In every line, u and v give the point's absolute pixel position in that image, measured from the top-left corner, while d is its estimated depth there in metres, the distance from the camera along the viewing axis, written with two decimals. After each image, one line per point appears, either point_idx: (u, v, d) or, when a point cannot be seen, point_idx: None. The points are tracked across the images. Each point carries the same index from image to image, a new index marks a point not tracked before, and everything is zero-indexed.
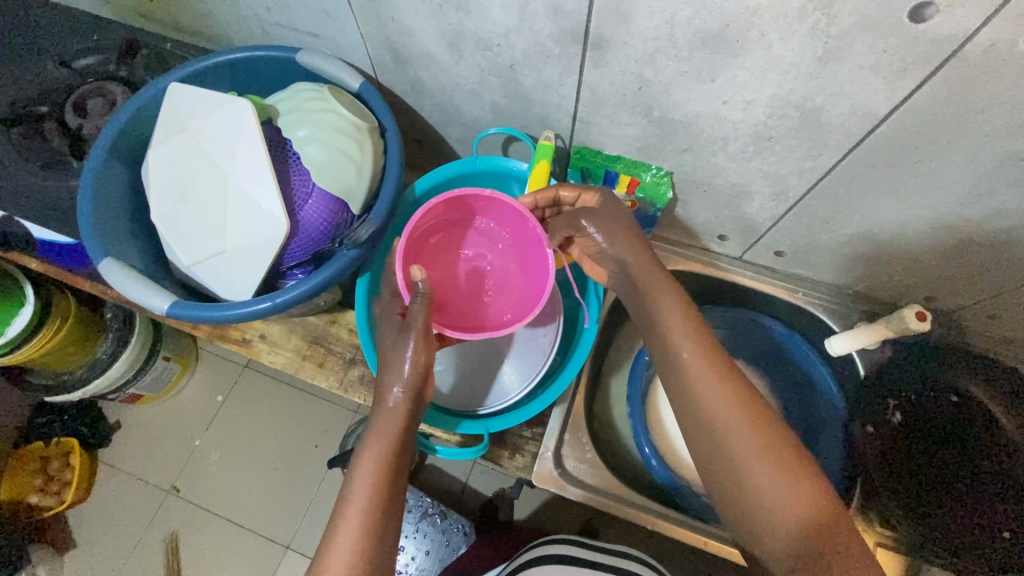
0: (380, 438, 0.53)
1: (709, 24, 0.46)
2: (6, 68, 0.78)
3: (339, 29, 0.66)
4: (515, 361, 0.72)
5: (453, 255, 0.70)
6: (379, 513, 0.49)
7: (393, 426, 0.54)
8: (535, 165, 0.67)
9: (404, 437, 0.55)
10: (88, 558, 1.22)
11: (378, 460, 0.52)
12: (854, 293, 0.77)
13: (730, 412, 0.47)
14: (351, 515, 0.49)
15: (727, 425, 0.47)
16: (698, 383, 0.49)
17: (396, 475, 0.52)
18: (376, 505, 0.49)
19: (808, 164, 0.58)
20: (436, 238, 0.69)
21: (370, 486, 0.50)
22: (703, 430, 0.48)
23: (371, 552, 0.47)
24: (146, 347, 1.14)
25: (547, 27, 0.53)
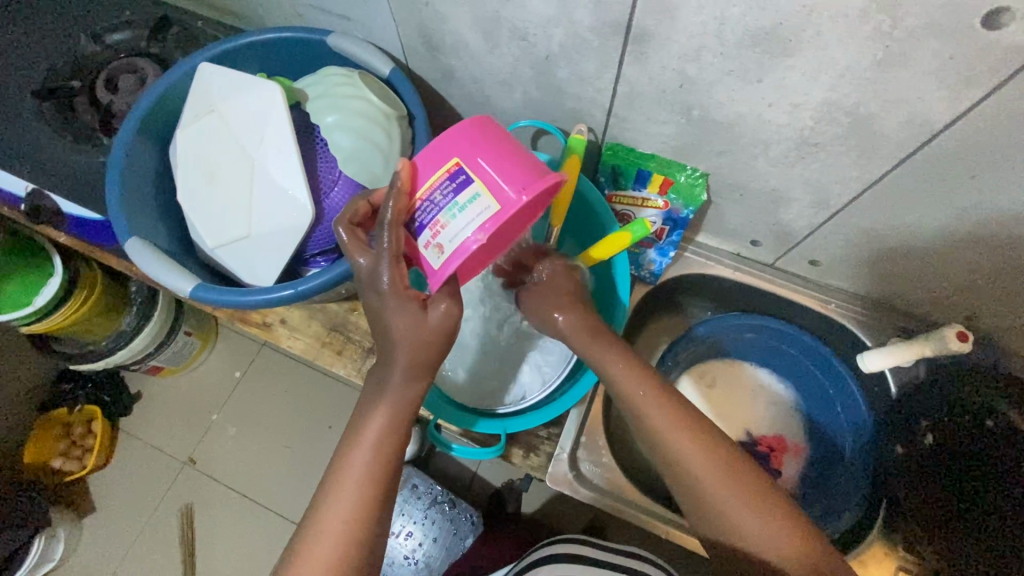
0: (382, 418, 0.51)
1: (762, 22, 0.44)
2: (39, 40, 0.79)
3: (372, 13, 0.64)
4: (525, 364, 0.71)
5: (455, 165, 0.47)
6: (374, 501, 0.48)
7: (397, 408, 0.51)
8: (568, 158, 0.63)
9: (406, 424, 0.51)
10: (106, 521, 1.25)
11: (376, 443, 0.50)
12: (891, 306, 0.73)
13: (707, 467, 0.50)
14: (340, 501, 0.48)
15: (706, 483, 0.50)
16: (678, 450, 0.51)
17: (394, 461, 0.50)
18: (368, 495, 0.48)
19: (854, 173, 0.56)
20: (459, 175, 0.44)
21: (363, 471, 0.49)
22: (686, 490, 0.51)
23: (359, 545, 0.47)
24: (167, 322, 1.16)
25: (587, 18, 0.51)
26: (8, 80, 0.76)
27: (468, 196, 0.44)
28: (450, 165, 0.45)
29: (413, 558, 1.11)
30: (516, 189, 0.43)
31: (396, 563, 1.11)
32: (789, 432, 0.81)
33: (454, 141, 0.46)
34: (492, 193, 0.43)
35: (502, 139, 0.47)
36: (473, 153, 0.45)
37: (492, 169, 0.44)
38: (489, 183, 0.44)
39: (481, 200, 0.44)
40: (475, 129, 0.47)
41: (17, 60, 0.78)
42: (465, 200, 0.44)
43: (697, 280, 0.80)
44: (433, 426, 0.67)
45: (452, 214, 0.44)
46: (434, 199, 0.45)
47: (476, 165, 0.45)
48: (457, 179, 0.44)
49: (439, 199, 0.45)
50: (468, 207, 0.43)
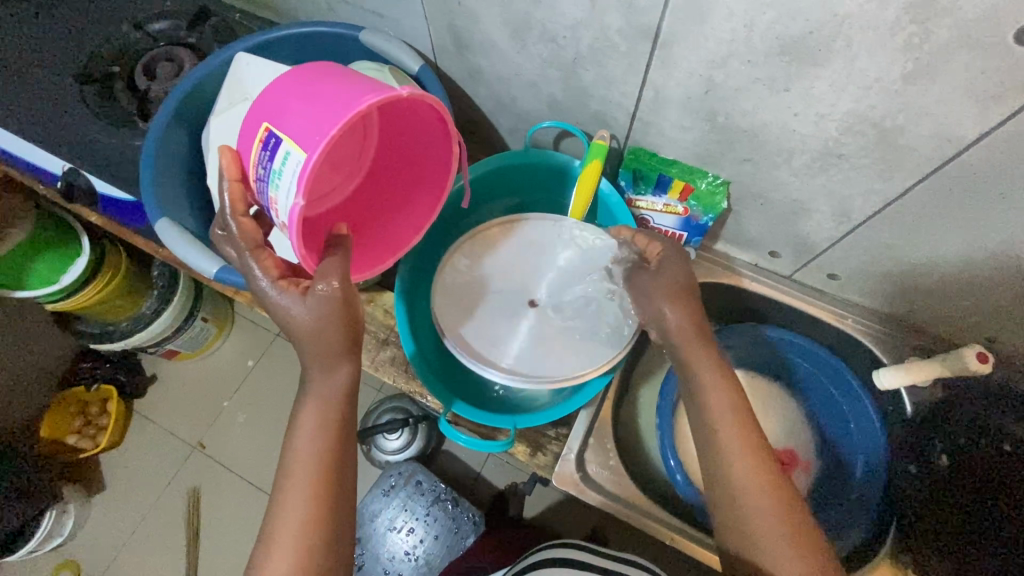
0: (313, 412, 0.52)
1: (792, 30, 0.44)
2: (84, 27, 0.82)
3: (405, 11, 0.66)
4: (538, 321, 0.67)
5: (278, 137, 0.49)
6: (325, 497, 0.49)
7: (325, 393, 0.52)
8: (587, 165, 0.66)
9: (340, 414, 0.52)
10: (115, 500, 1.28)
11: (316, 435, 0.51)
12: (910, 324, 0.73)
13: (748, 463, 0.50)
14: (291, 498, 0.49)
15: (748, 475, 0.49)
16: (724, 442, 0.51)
17: (338, 446, 0.51)
18: (325, 486, 0.49)
19: (878, 186, 0.55)
20: (270, 145, 0.45)
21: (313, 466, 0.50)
22: (722, 480, 0.50)
23: (323, 531, 0.48)
24: (186, 307, 1.19)
25: (617, 21, 0.51)
26: (51, 63, 0.79)
27: (281, 157, 0.44)
28: (260, 134, 0.46)
29: (411, 554, 1.12)
30: (316, 130, 0.43)
31: (395, 559, 1.11)
32: (801, 446, 0.80)
33: (263, 114, 0.47)
34: (296, 143, 0.43)
35: (307, 86, 0.46)
36: (277, 113, 0.46)
37: (294, 122, 0.44)
38: (295, 137, 0.44)
39: (293, 156, 0.44)
40: (281, 91, 0.47)
41: (61, 44, 0.81)
42: (280, 162, 0.44)
43: (714, 289, 0.80)
44: (443, 417, 0.66)
45: (277, 182, 0.45)
46: (262, 175, 0.47)
47: (281, 125, 0.45)
48: (270, 144, 0.45)
49: (265, 173, 0.46)
50: (284, 167, 0.44)
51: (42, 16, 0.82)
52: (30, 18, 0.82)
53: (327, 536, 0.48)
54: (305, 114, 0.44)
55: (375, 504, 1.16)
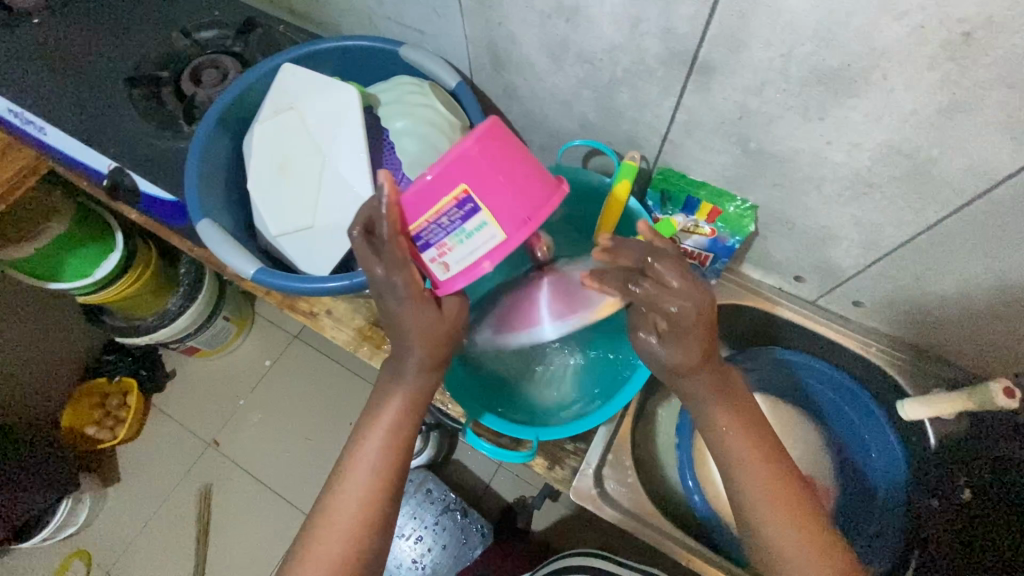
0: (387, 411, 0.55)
1: (829, 61, 0.45)
2: (135, 33, 0.86)
3: (446, 29, 0.68)
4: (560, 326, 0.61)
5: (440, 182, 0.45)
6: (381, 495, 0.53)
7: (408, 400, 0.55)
8: (616, 185, 0.67)
9: (411, 415, 0.56)
10: (129, 492, 1.30)
11: (382, 430, 0.55)
12: (935, 355, 0.72)
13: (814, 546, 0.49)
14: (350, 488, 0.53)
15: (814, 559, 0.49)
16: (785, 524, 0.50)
17: (401, 444, 0.55)
18: (383, 481, 0.53)
19: (908, 217, 0.56)
20: (465, 206, 0.45)
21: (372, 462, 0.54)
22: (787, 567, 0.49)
23: (370, 519, 0.52)
24: (209, 306, 1.22)
25: (654, 47, 0.53)
26: (103, 66, 0.83)
27: (475, 225, 0.46)
28: (455, 190, 0.44)
29: (418, 564, 1.11)
30: (519, 219, 0.47)
31: (402, 566, 1.11)
32: (820, 472, 0.80)
33: (459, 166, 0.44)
34: (498, 224, 0.46)
35: (502, 155, 0.46)
36: (481, 178, 0.45)
37: (496, 196, 0.46)
38: (494, 212, 0.46)
39: (488, 228, 0.46)
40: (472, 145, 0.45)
41: (113, 49, 0.84)
42: (472, 230, 0.46)
43: (737, 310, 0.80)
44: (468, 426, 0.68)
45: (460, 239, 0.46)
46: (441, 224, 0.46)
47: (481, 192, 0.45)
48: (464, 207, 0.45)
49: (447, 226, 0.46)
50: (478, 236, 0.46)
51: (98, 22, 0.86)
52: (86, 23, 0.86)
53: (379, 531, 0.52)
54: (504, 190, 0.46)
55: None
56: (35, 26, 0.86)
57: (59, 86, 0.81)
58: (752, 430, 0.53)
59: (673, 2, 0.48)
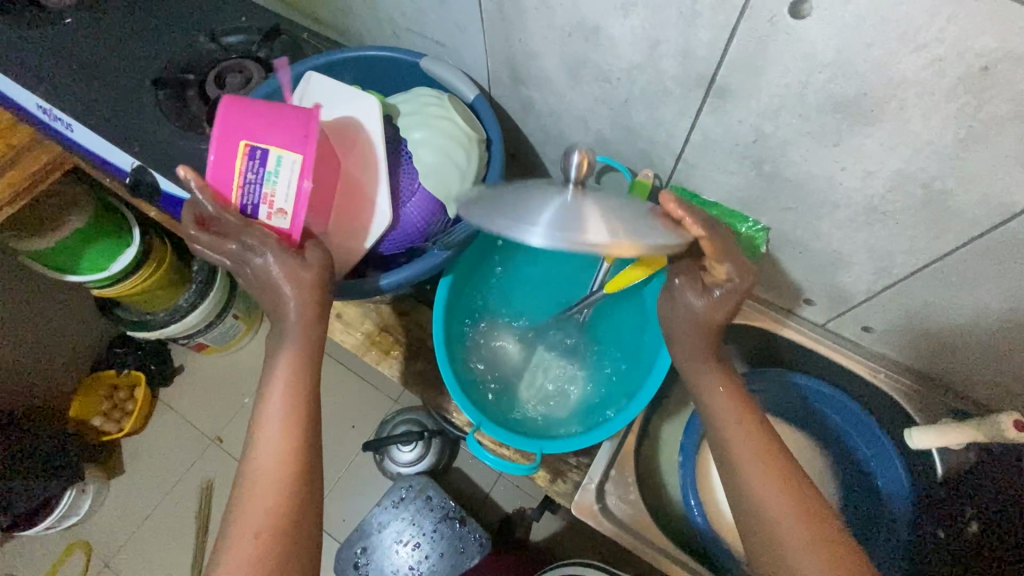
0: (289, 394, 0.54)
1: (845, 90, 0.46)
2: (164, 35, 0.88)
3: (466, 42, 0.69)
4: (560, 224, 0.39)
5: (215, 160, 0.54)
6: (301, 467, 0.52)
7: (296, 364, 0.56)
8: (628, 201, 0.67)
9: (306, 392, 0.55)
10: (131, 485, 1.31)
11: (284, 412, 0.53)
12: (944, 384, 0.72)
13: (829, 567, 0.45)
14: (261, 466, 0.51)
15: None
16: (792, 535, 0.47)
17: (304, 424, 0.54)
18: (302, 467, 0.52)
19: (920, 246, 0.56)
20: (253, 152, 0.51)
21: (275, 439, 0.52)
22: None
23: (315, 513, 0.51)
24: (219, 303, 1.24)
25: (672, 68, 0.54)
26: (131, 67, 0.85)
27: (275, 164, 0.52)
28: (240, 150, 0.52)
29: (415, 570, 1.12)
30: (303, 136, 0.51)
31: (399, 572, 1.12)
32: None
33: (226, 129, 0.51)
34: (289, 149, 0.52)
35: (261, 114, 0.52)
36: (247, 128, 0.52)
37: (273, 132, 0.52)
38: (282, 143, 0.52)
39: (286, 159, 0.52)
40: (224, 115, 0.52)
41: (142, 50, 0.86)
42: (274, 167, 0.52)
43: (744, 331, 0.80)
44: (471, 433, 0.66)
45: (272, 181, 0.52)
46: (249, 179, 0.52)
47: (260, 137, 0.51)
48: (257, 155, 0.52)
49: (256, 178, 0.52)
50: (279, 169, 0.52)
51: (129, 24, 0.89)
52: (116, 25, 0.88)
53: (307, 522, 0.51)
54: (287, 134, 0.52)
55: (384, 516, 1.16)
56: (65, 26, 0.88)
57: (86, 85, 0.83)
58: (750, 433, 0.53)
59: (693, 26, 0.48)
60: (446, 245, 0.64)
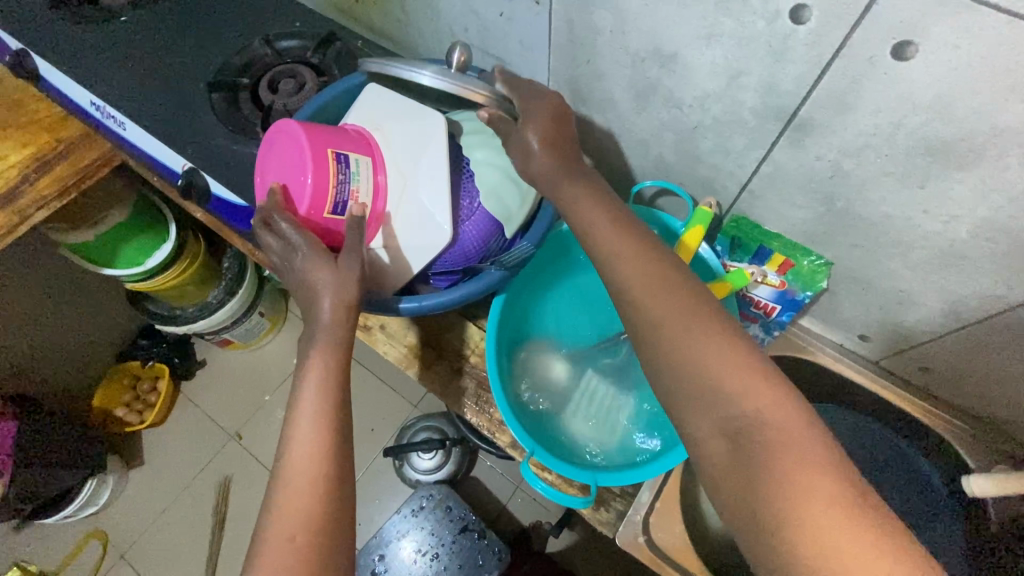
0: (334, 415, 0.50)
1: (942, 133, 0.44)
2: (218, 37, 0.88)
3: (529, 60, 0.68)
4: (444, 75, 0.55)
5: (292, 171, 0.55)
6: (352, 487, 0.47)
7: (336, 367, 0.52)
8: (690, 229, 0.65)
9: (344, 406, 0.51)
10: (148, 477, 1.31)
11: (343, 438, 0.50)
12: (1000, 430, 0.70)
13: (745, 400, 0.40)
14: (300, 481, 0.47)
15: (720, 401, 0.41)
16: (699, 369, 0.42)
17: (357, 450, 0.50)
18: None
19: (998, 292, 0.54)
20: (337, 157, 0.56)
21: (309, 448, 0.47)
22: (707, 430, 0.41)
23: None
24: (246, 301, 1.25)
25: (751, 100, 0.52)
26: (184, 68, 0.85)
27: (357, 166, 0.57)
28: (329, 158, 0.55)
29: None
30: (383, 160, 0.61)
31: None
32: None
33: (311, 141, 0.55)
34: (362, 154, 0.59)
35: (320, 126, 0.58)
36: (329, 139, 0.57)
37: (347, 143, 0.58)
38: (357, 151, 0.58)
39: (363, 163, 0.58)
40: (296, 131, 0.56)
41: (196, 50, 0.87)
42: (358, 169, 0.57)
43: (791, 362, 0.79)
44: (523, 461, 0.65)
45: (357, 181, 0.57)
46: (339, 180, 0.56)
47: (342, 147, 0.57)
48: (343, 160, 0.56)
49: (343, 181, 0.56)
50: (360, 170, 0.58)
51: (184, 24, 0.89)
52: (171, 26, 0.89)
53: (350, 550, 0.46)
54: (354, 147, 0.59)
55: (404, 525, 1.15)
56: (121, 24, 0.88)
57: (140, 84, 0.84)
58: (680, 299, 0.46)
59: (782, 60, 0.47)
60: (503, 266, 0.63)
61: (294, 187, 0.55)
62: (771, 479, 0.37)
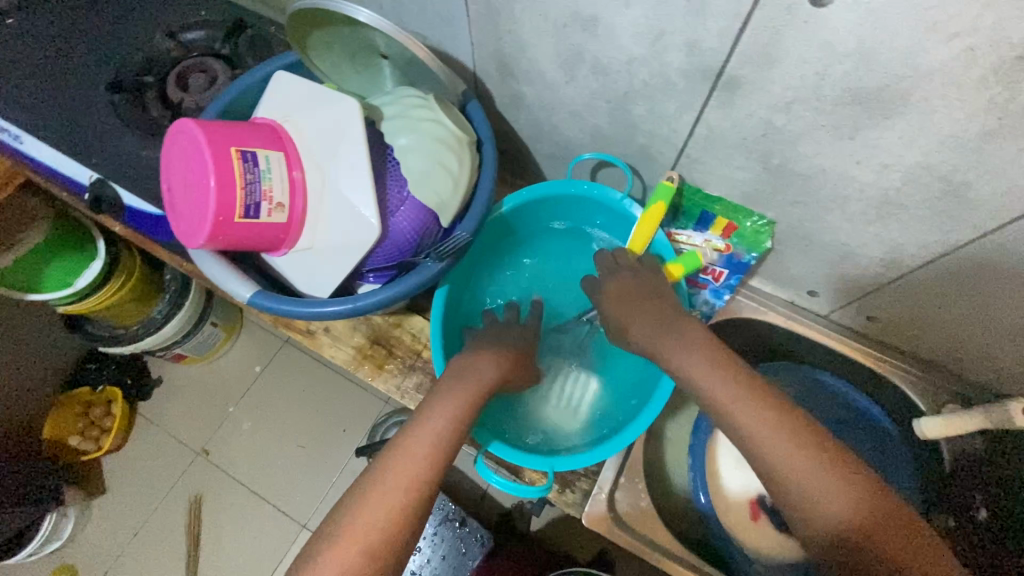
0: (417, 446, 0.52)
1: (867, 81, 0.43)
2: (115, 32, 0.81)
3: (450, 34, 0.64)
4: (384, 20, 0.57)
5: (196, 176, 0.52)
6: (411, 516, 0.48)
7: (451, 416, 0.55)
8: (652, 206, 0.64)
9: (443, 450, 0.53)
10: (113, 504, 1.25)
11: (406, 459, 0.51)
12: (947, 370, 0.71)
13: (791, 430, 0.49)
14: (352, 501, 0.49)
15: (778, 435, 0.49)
16: (752, 414, 0.51)
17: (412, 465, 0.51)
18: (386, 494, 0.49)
19: (935, 238, 0.54)
20: (240, 156, 0.52)
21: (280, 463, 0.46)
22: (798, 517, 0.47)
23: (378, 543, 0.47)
24: (196, 313, 1.17)
25: (678, 60, 0.50)
26: (83, 70, 0.78)
27: (267, 163, 0.54)
28: (232, 157, 0.52)
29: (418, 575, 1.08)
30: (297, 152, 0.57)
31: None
32: None
33: (210, 142, 0.51)
34: (272, 149, 0.55)
35: (220, 124, 0.54)
36: (231, 138, 0.53)
37: (253, 139, 0.54)
38: (265, 146, 0.55)
39: (274, 158, 0.55)
40: (194, 133, 0.52)
41: (92, 49, 0.79)
42: (268, 166, 0.54)
43: (747, 324, 0.79)
44: (478, 456, 0.62)
45: (269, 178, 0.54)
46: (248, 181, 0.52)
47: (246, 144, 0.53)
48: (249, 158, 0.53)
49: (252, 180, 0.53)
50: (271, 166, 0.54)
51: (75, 20, 0.81)
52: (65, 25, 0.81)
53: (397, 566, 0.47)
54: (262, 143, 0.55)
55: None
56: (6, 27, 0.80)
57: (36, 92, 0.76)
58: None
59: (702, 15, 0.45)
60: (440, 256, 0.60)
61: (198, 193, 0.52)
62: (829, 476, 0.46)
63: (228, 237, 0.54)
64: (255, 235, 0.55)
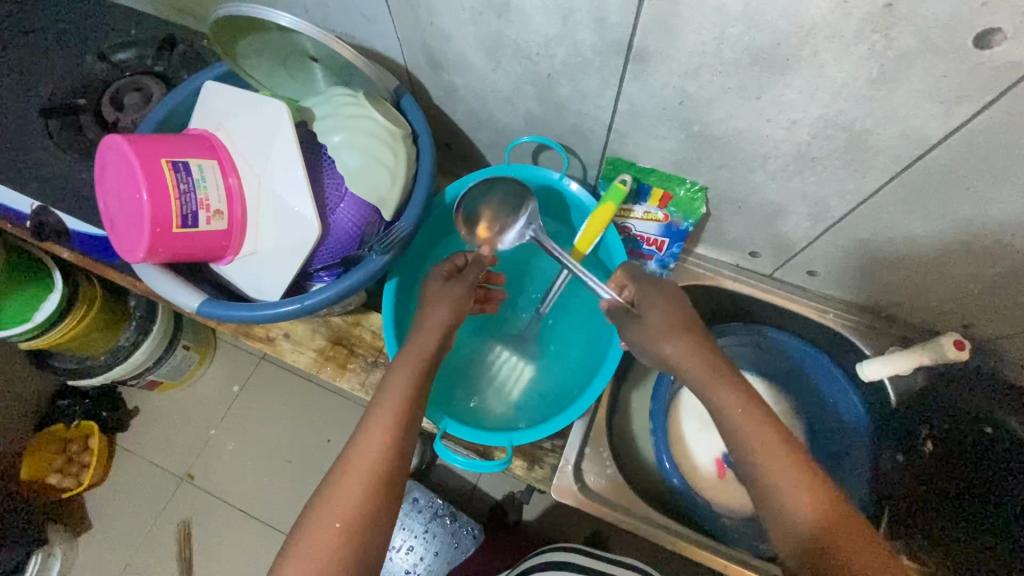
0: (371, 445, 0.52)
1: (760, 41, 0.45)
2: (45, 60, 0.80)
3: (376, 33, 0.65)
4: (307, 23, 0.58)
5: (129, 191, 0.52)
6: (378, 479, 0.50)
7: (416, 369, 0.57)
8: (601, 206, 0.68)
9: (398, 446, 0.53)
10: (99, 540, 1.23)
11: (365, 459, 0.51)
12: (888, 315, 0.75)
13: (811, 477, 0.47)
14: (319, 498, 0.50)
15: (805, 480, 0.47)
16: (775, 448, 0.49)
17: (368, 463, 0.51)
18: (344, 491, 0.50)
19: (851, 186, 0.57)
20: (172, 166, 0.53)
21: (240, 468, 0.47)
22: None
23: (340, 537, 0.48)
24: (167, 336, 1.14)
25: (590, 37, 0.52)
26: (17, 101, 0.77)
27: (200, 172, 0.55)
28: (164, 168, 0.52)
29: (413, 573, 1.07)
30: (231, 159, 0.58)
31: None
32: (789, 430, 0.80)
33: (139, 155, 0.52)
34: (204, 157, 0.56)
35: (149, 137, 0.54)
36: (160, 149, 0.53)
37: (183, 149, 0.55)
38: (197, 155, 0.55)
39: (207, 166, 0.55)
40: (122, 148, 0.52)
41: (22, 79, 0.79)
42: (202, 174, 0.55)
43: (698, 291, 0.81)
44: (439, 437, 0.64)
45: (204, 186, 0.55)
46: (183, 191, 0.53)
47: (177, 154, 0.54)
48: (181, 168, 0.53)
49: (187, 190, 0.53)
50: (205, 174, 0.55)
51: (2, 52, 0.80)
52: None
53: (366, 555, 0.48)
54: (194, 152, 0.56)
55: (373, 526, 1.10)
56: None
57: None
58: None
59: None
60: (385, 248, 0.60)
61: (132, 208, 0.52)
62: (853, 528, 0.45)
63: (168, 249, 0.54)
64: (197, 244, 0.55)
